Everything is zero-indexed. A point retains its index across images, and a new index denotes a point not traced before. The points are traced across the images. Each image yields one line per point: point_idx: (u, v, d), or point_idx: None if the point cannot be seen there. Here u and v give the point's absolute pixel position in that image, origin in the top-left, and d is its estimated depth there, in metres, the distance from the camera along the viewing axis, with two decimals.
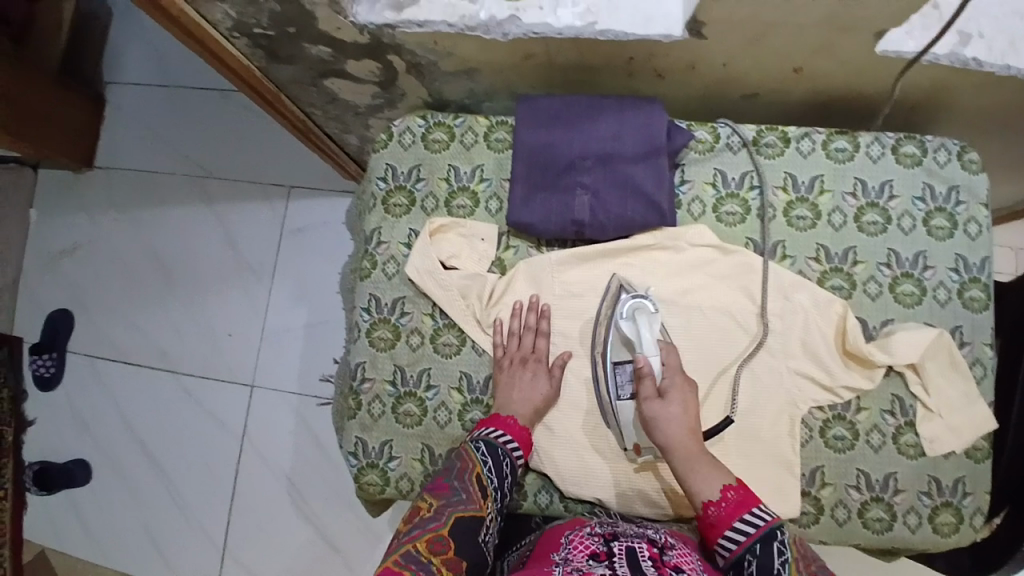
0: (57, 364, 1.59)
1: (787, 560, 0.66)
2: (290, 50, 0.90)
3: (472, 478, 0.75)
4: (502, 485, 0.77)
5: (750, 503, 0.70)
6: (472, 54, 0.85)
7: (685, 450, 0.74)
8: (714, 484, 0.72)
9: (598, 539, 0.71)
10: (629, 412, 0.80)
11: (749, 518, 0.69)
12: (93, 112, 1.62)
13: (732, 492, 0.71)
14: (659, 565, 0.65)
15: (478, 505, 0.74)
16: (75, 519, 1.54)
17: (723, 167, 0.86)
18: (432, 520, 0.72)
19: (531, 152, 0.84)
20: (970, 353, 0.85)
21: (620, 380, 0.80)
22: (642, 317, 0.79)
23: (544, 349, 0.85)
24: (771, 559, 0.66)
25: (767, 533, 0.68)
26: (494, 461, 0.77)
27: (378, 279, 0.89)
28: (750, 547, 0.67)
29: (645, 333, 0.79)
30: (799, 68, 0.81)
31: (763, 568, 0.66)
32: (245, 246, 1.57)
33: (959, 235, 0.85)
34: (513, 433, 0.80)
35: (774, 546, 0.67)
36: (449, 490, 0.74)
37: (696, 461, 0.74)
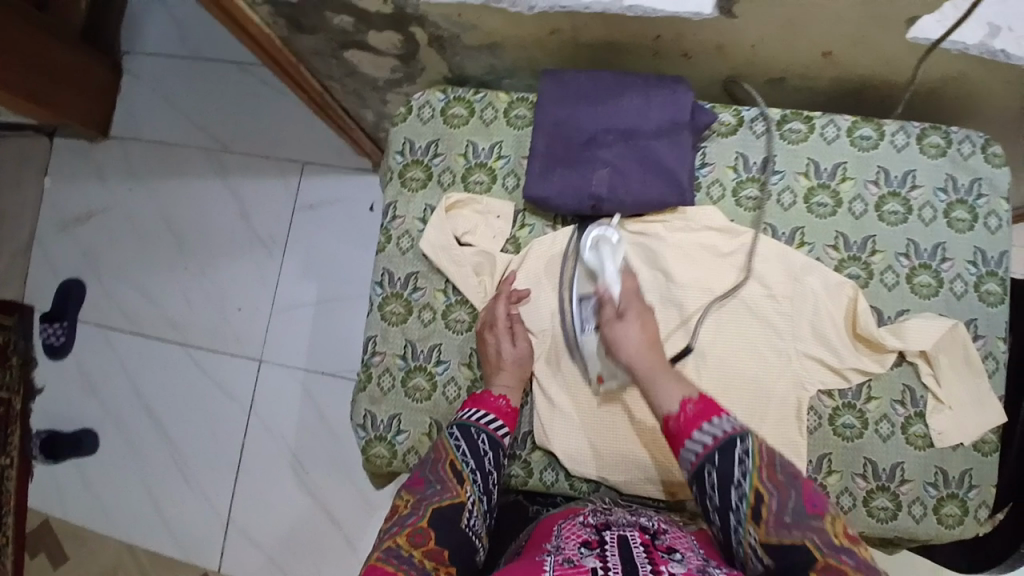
0: (68, 333, 1.59)
1: (748, 470, 0.64)
2: (311, 20, 0.89)
3: (447, 466, 0.75)
4: (481, 467, 0.77)
5: (711, 412, 0.69)
6: (496, 28, 0.84)
7: (646, 368, 0.76)
8: (674, 397, 0.73)
9: (589, 527, 0.72)
10: (594, 344, 0.83)
11: (706, 426, 0.68)
12: (110, 81, 1.62)
13: (693, 404, 0.71)
14: (652, 549, 0.66)
15: (457, 492, 0.73)
16: (81, 486, 1.55)
17: (746, 151, 0.86)
18: (409, 515, 0.70)
19: (551, 128, 0.83)
20: (985, 347, 0.84)
21: (584, 312, 0.83)
22: (605, 247, 0.82)
23: (506, 312, 0.84)
24: (732, 468, 0.64)
25: (726, 442, 0.66)
26: (467, 442, 0.77)
27: (392, 253, 0.89)
28: (711, 457, 0.66)
29: (607, 263, 0.82)
30: (829, 52, 0.79)
31: (725, 480, 0.64)
32: (257, 221, 1.56)
33: (981, 229, 0.85)
34: (489, 408, 0.81)
35: (734, 454, 0.65)
36: (424, 484, 0.74)
37: (658, 374, 0.75)
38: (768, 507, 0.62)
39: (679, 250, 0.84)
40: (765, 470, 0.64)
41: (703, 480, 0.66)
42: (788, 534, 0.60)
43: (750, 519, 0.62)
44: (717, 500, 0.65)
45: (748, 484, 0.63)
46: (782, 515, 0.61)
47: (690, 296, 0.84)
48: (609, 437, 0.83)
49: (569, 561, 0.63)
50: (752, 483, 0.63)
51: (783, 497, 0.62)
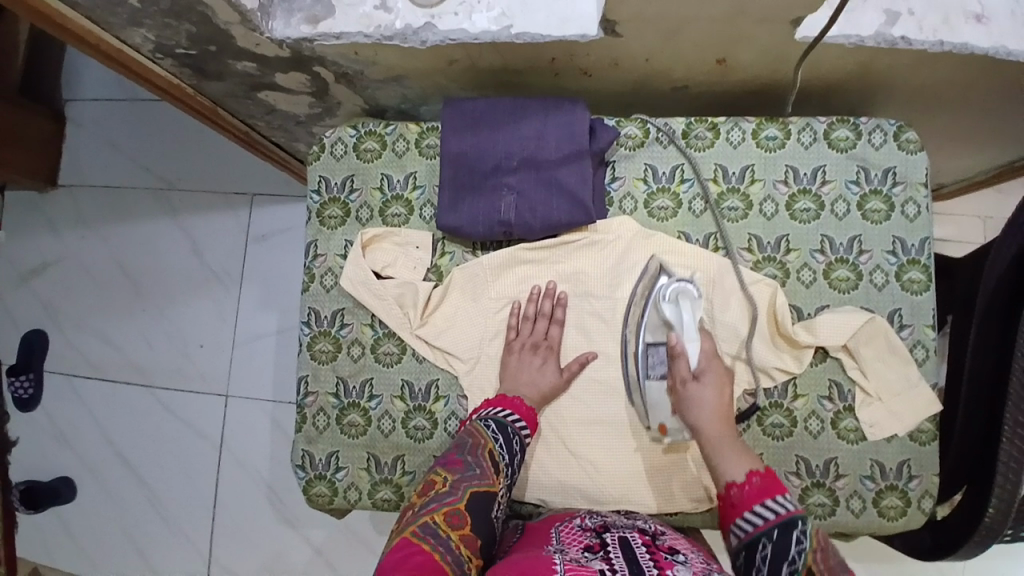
0: (35, 385, 1.60)
1: (806, 550, 0.61)
2: (216, 67, 0.89)
3: (486, 453, 0.73)
4: (512, 461, 0.76)
5: (776, 491, 0.66)
6: (396, 62, 0.84)
7: (715, 432, 0.73)
8: (739, 467, 0.70)
9: (589, 531, 0.72)
10: (656, 392, 0.80)
11: (771, 503, 0.65)
12: (53, 131, 1.62)
13: (758, 478, 0.68)
14: (654, 549, 0.67)
15: (492, 480, 0.72)
16: (63, 534, 1.56)
17: (654, 162, 0.87)
18: (448, 495, 0.69)
19: (458, 156, 0.84)
20: (911, 336, 0.84)
21: (652, 361, 0.81)
22: (684, 302, 0.81)
23: (558, 338, 0.84)
24: (789, 546, 0.62)
25: (787, 520, 0.63)
26: (504, 438, 0.76)
27: (317, 291, 0.90)
28: (767, 531, 0.63)
29: (687, 316, 0.80)
30: (722, 59, 0.80)
31: (778, 554, 0.62)
32: (211, 256, 1.57)
33: (897, 217, 0.85)
34: (523, 415, 0.79)
35: (795, 534, 0.62)
36: (462, 465, 0.72)
37: (724, 442, 0.72)
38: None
39: (596, 263, 0.86)
40: (820, 555, 0.62)
41: (755, 547, 0.63)
42: None
43: None
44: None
45: (802, 561, 0.61)
46: None
47: (610, 307, 0.85)
48: (544, 453, 0.84)
49: (576, 561, 0.63)
50: (807, 561, 0.61)
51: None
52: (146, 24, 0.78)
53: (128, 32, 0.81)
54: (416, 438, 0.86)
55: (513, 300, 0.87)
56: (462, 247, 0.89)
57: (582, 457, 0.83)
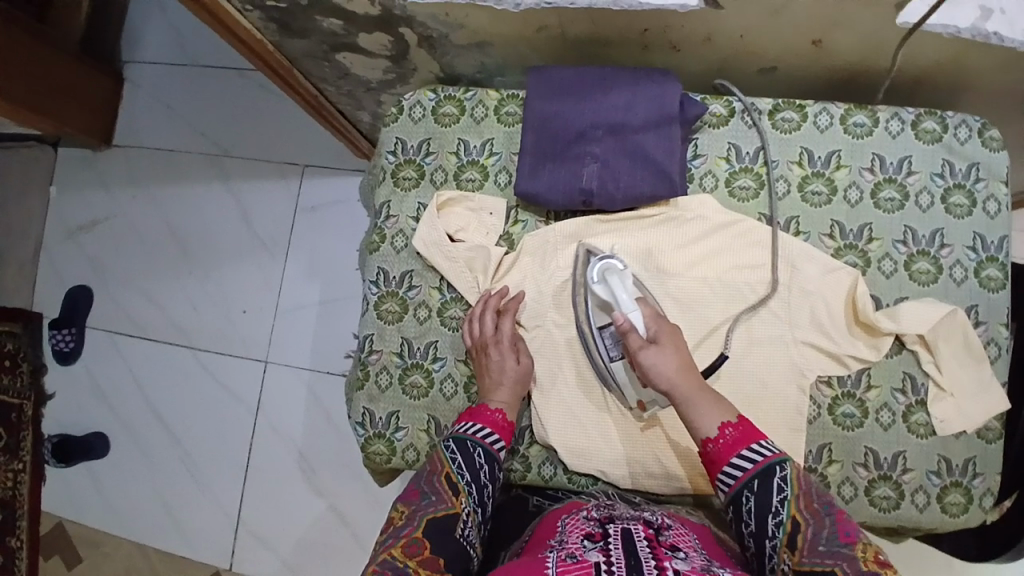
0: (77, 339, 1.61)
1: (786, 498, 0.66)
2: (302, 23, 0.90)
3: (442, 479, 0.73)
4: (478, 479, 0.75)
5: (751, 437, 0.70)
6: (484, 26, 0.84)
7: (683, 389, 0.73)
8: (713, 420, 0.71)
9: (593, 520, 0.72)
10: (623, 371, 0.79)
11: (748, 452, 0.69)
12: (112, 90, 1.63)
13: (731, 429, 0.71)
14: (656, 545, 0.66)
15: (452, 503, 0.71)
16: (93, 489, 1.57)
17: (738, 142, 0.86)
18: (404, 527, 0.69)
19: (543, 123, 0.83)
20: (986, 333, 0.83)
21: (607, 342, 0.79)
22: (613, 279, 0.78)
23: (509, 327, 0.83)
24: (769, 496, 0.66)
25: (763, 469, 0.67)
26: (463, 456, 0.75)
27: (386, 253, 0.90)
28: (747, 483, 0.67)
29: (621, 292, 0.77)
30: (818, 41, 0.79)
31: (762, 507, 0.66)
32: (259, 223, 1.58)
33: (979, 213, 0.84)
34: (486, 423, 0.79)
35: (773, 483, 0.67)
36: (419, 496, 0.72)
37: (695, 398, 0.73)
38: (803, 536, 0.65)
39: (674, 239, 0.85)
40: (803, 499, 0.66)
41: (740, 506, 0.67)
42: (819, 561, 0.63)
43: (785, 546, 0.64)
44: (752, 526, 0.66)
45: (786, 511, 0.65)
46: (816, 543, 0.64)
47: (681, 284, 0.85)
48: (607, 427, 0.83)
49: (573, 556, 0.64)
50: (789, 510, 0.65)
51: (818, 526, 0.65)
52: None
53: None
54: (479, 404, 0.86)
55: (466, 313, 0.86)
56: (535, 216, 0.88)
57: (645, 432, 0.82)
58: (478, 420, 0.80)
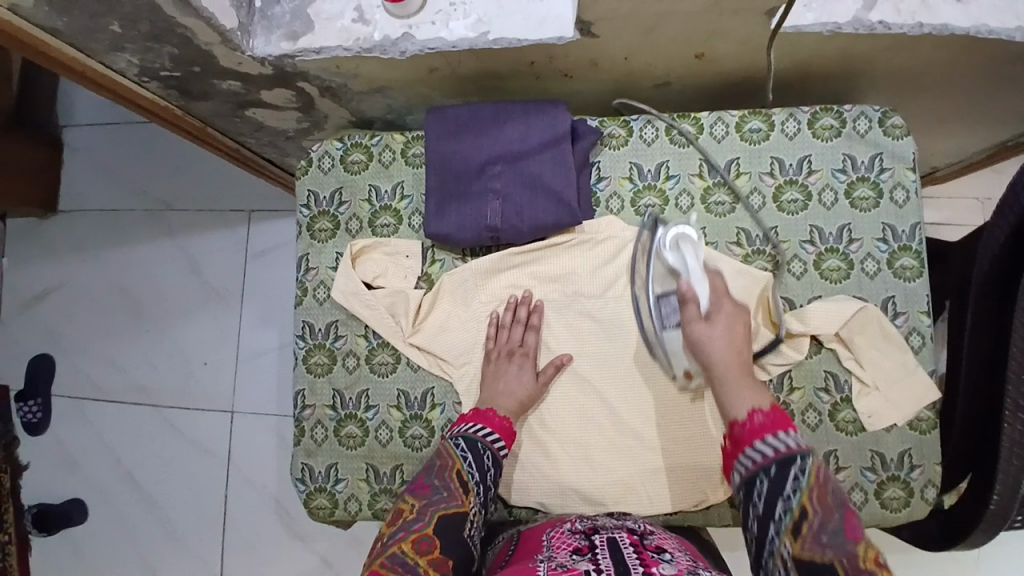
0: (43, 410, 1.61)
1: (801, 488, 0.60)
2: (202, 87, 0.90)
3: (453, 475, 0.72)
4: (485, 479, 0.74)
5: (780, 426, 0.65)
6: (377, 73, 0.85)
7: (726, 369, 0.72)
8: (745, 404, 0.69)
9: (578, 534, 0.72)
10: (677, 342, 0.78)
11: (771, 438, 0.64)
12: (51, 157, 1.63)
13: (761, 415, 0.67)
14: (641, 549, 0.67)
15: (461, 501, 0.70)
16: (74, 557, 1.57)
17: (639, 160, 0.87)
18: (415, 522, 0.67)
19: (442, 163, 0.84)
20: (906, 324, 0.84)
21: (665, 311, 0.79)
22: (686, 247, 0.79)
23: (534, 343, 0.84)
24: (783, 484, 0.61)
25: (785, 457, 0.62)
26: (473, 455, 0.74)
27: (310, 305, 0.90)
28: (766, 468, 0.63)
29: (690, 260, 0.78)
30: (701, 54, 0.80)
31: (772, 492, 0.61)
32: (211, 273, 1.58)
33: (886, 204, 0.85)
34: (493, 425, 0.78)
35: (790, 472, 0.61)
36: (430, 489, 0.70)
37: (735, 381, 0.71)
38: (808, 524, 0.58)
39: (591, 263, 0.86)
40: (818, 491, 0.59)
41: (753, 488, 0.63)
42: (820, 551, 0.57)
43: (788, 531, 0.59)
44: (760, 508, 0.62)
45: (797, 498, 0.59)
46: (820, 532, 0.58)
47: (601, 305, 0.85)
48: (542, 457, 0.84)
49: (563, 566, 0.64)
50: (800, 499, 0.59)
51: (826, 517, 0.58)
52: (129, 49, 0.79)
53: (113, 58, 0.82)
54: (415, 447, 0.86)
55: (490, 312, 0.87)
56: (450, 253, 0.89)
57: (578, 459, 0.83)
58: (484, 422, 0.78)
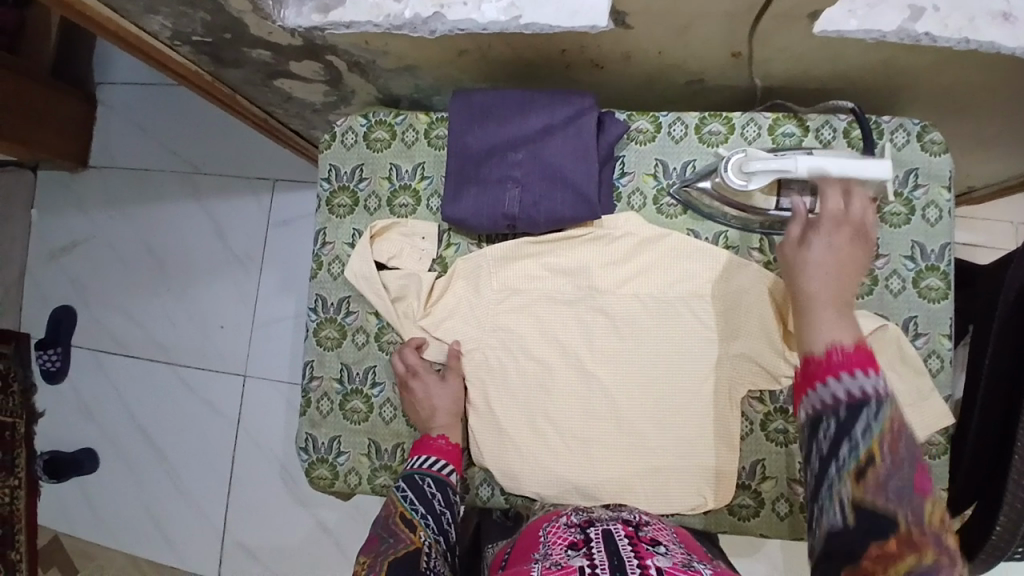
0: (62, 359, 1.65)
1: (872, 430, 0.52)
2: (232, 54, 0.90)
3: (398, 522, 0.74)
4: (432, 512, 0.76)
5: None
6: (406, 51, 0.84)
7: (813, 292, 0.64)
8: (827, 335, 0.59)
9: (574, 528, 0.73)
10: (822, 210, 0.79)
11: (854, 376, 0.54)
12: (85, 113, 1.66)
13: (841, 352, 0.57)
14: (636, 541, 0.68)
15: (411, 539, 0.72)
16: (85, 504, 1.62)
17: (664, 157, 0.85)
18: (369, 573, 0.68)
19: (465, 147, 0.83)
20: (926, 345, 0.82)
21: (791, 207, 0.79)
22: (759, 167, 0.75)
23: (415, 359, 0.85)
24: (853, 423, 0.53)
25: (858, 398, 0.53)
26: (415, 493, 0.77)
27: (324, 278, 0.91)
28: (835, 409, 0.54)
29: (778, 168, 0.74)
30: (738, 53, 0.78)
31: (840, 432, 0.53)
32: (233, 238, 1.60)
33: (917, 221, 0.83)
34: (436, 453, 0.82)
35: (864, 408, 0.53)
36: (379, 542, 0.73)
37: (822, 301, 0.63)
38: (874, 474, 0.51)
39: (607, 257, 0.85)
40: (889, 436, 0.51)
41: (817, 428, 0.55)
42: (885, 501, 0.50)
43: (851, 475, 0.52)
44: (823, 449, 0.54)
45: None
46: (887, 479, 0.50)
47: (614, 301, 0.84)
48: (543, 449, 0.83)
49: (557, 564, 0.65)
50: (871, 444, 0.52)
51: (896, 470, 0.50)
52: (163, 12, 0.79)
53: (146, 19, 0.82)
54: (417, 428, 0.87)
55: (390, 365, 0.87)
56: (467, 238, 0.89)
57: (579, 454, 0.83)
58: (428, 453, 0.82)
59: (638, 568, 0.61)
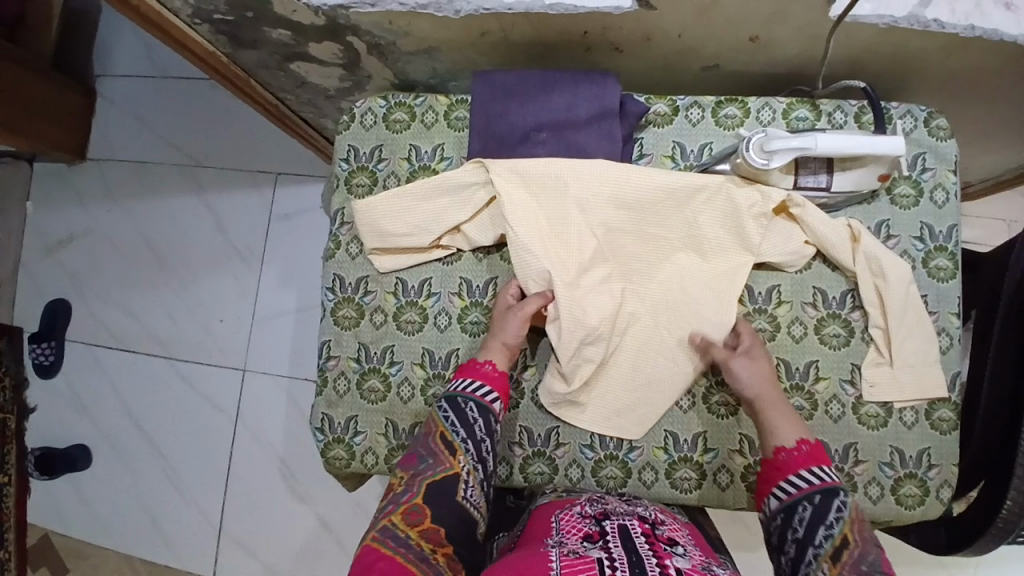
0: (57, 353, 1.62)
1: (843, 517, 0.68)
2: (252, 35, 0.90)
3: (438, 440, 0.77)
4: (472, 436, 0.78)
5: (819, 460, 0.74)
6: (428, 33, 0.85)
7: (768, 401, 0.78)
8: (790, 432, 0.76)
9: (588, 518, 0.73)
10: (842, 182, 0.81)
11: (814, 471, 0.72)
12: (85, 104, 1.64)
13: (806, 445, 0.75)
14: (653, 539, 0.68)
15: (450, 463, 0.75)
16: (77, 501, 1.58)
17: (682, 140, 0.87)
18: (404, 493, 0.73)
19: (488, 126, 0.86)
20: (937, 323, 0.84)
21: (811, 182, 0.82)
22: (777, 146, 0.77)
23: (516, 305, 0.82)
24: (827, 511, 0.69)
25: (829, 488, 0.71)
26: (455, 413, 0.78)
27: (341, 259, 0.91)
28: (808, 495, 0.71)
29: (795, 146, 0.76)
30: (756, 36, 0.80)
31: (816, 519, 0.69)
32: (234, 231, 1.59)
33: (926, 203, 0.85)
34: (484, 379, 0.80)
35: (834, 502, 0.70)
36: (417, 460, 0.77)
37: (775, 410, 0.77)
38: (848, 553, 0.67)
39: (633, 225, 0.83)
40: (856, 524, 0.69)
41: (793, 512, 0.71)
42: None
43: (828, 557, 0.67)
44: (800, 533, 0.70)
45: (839, 528, 0.68)
46: (859, 563, 0.66)
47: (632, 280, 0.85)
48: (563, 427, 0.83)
49: (574, 553, 0.64)
50: (842, 528, 0.68)
51: (865, 550, 0.67)
52: None
53: None
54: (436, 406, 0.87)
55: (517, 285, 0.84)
56: (487, 191, 0.85)
57: None
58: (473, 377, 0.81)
59: (658, 567, 0.61)
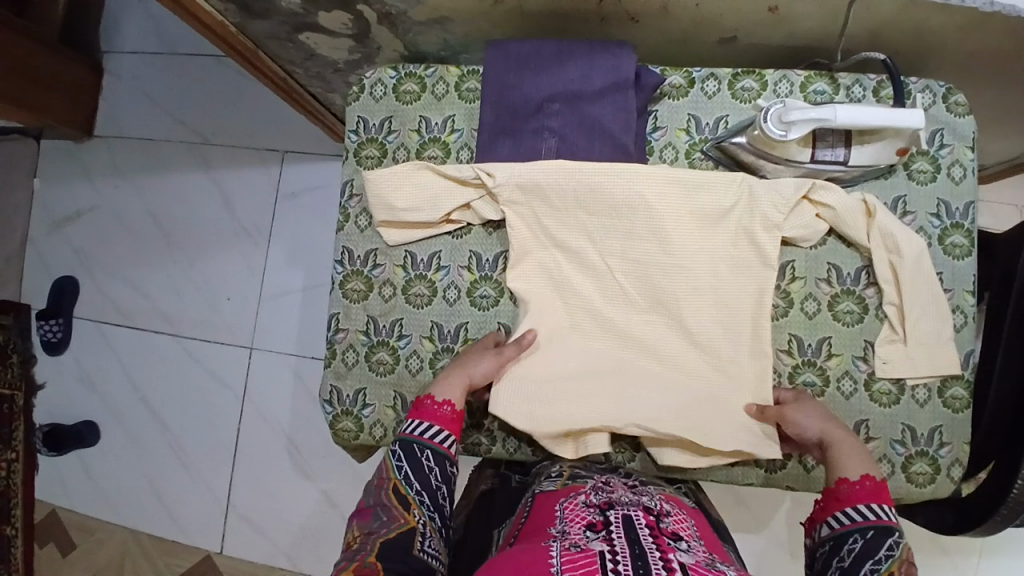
0: (65, 330, 1.62)
1: (894, 557, 0.66)
2: (261, 3, 0.89)
3: (391, 493, 0.72)
4: (427, 487, 0.73)
5: (882, 497, 0.70)
6: (440, 1, 0.83)
7: (838, 435, 0.75)
8: (856, 466, 0.72)
9: (592, 508, 0.72)
10: (860, 156, 0.79)
11: (875, 507, 0.69)
12: (92, 80, 1.63)
13: (869, 481, 0.71)
14: (657, 533, 0.67)
15: (404, 518, 0.70)
16: (85, 477, 1.59)
17: (697, 112, 0.86)
18: (358, 551, 0.67)
19: (500, 97, 0.85)
20: (952, 300, 0.83)
21: (828, 156, 0.79)
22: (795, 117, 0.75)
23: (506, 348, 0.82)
24: (877, 548, 0.66)
25: (883, 526, 0.67)
26: (409, 463, 0.74)
27: (351, 231, 0.90)
28: (862, 529, 0.68)
29: (813, 117, 0.74)
30: (774, 8, 0.78)
31: (865, 552, 0.66)
32: (242, 209, 1.58)
33: (943, 179, 0.84)
34: (431, 419, 0.76)
35: (886, 540, 0.67)
36: (371, 516, 0.71)
37: (845, 443, 0.74)
38: None
39: (648, 196, 0.81)
40: (907, 565, 0.66)
41: (844, 541, 0.68)
42: None
43: None
44: (846, 562, 0.67)
45: (887, 565, 0.65)
46: None
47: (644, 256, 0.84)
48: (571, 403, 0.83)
49: (576, 546, 0.63)
50: (891, 566, 0.65)
51: None
52: None
53: None
54: None
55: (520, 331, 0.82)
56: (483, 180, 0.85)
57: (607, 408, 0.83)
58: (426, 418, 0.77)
59: (660, 562, 0.60)
